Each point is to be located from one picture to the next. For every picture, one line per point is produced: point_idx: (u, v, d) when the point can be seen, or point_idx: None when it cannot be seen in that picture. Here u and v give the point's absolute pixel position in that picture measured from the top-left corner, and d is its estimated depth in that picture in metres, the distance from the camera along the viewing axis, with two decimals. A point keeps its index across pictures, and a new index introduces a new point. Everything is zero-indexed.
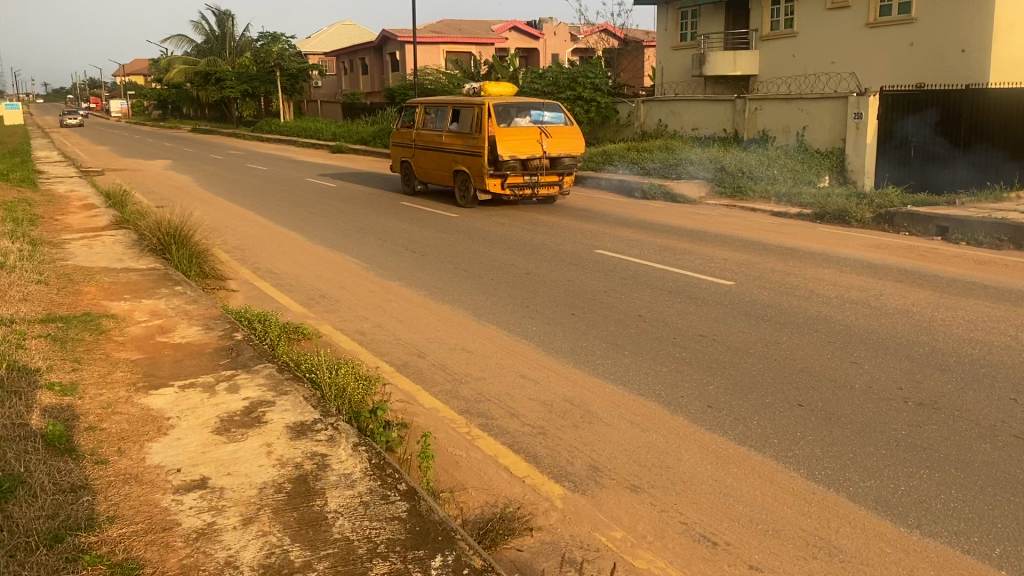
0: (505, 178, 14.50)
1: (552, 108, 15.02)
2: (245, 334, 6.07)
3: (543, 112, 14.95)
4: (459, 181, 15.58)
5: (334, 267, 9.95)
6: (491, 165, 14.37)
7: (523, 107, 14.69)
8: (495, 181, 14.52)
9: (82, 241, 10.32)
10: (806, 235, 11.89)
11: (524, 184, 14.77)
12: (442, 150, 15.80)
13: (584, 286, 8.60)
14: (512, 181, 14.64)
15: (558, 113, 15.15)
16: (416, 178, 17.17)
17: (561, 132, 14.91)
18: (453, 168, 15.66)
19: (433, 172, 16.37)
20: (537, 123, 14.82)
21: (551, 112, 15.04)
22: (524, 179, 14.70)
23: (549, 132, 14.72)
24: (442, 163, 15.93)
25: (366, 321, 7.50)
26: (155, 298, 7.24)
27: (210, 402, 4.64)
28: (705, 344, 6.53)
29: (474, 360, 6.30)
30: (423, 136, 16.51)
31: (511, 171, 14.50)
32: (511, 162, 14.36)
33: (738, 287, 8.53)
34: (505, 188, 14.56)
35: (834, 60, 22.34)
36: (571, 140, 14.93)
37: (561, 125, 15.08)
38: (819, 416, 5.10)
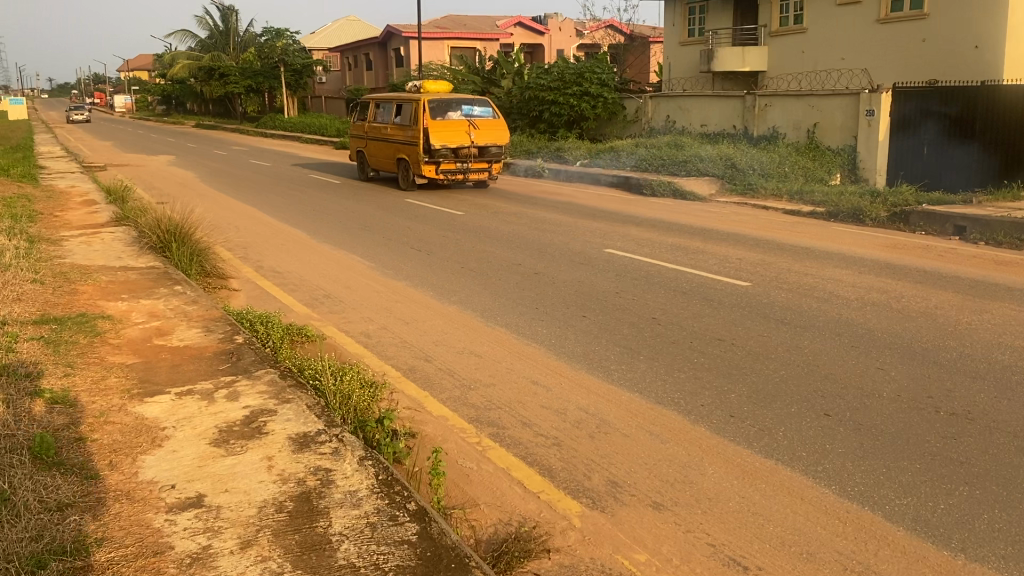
0: (438, 165, 16.61)
1: (481, 104, 17.06)
2: (246, 337, 5.83)
3: (473, 106, 16.96)
4: (400, 167, 17.64)
5: (338, 265, 9.72)
6: (426, 154, 16.47)
7: (455, 102, 16.71)
8: (429, 166, 16.61)
9: (81, 239, 10.11)
10: (821, 234, 11.63)
11: (456, 170, 16.85)
12: (386, 140, 17.87)
13: (595, 287, 8.36)
14: (444, 168, 16.73)
15: (487, 107, 17.16)
16: (368, 165, 19.16)
17: (487, 124, 16.95)
18: (396, 156, 17.71)
19: (382, 160, 18.41)
20: (467, 116, 16.83)
21: (480, 106, 17.05)
22: (456, 166, 16.80)
23: (477, 124, 16.77)
24: (387, 152, 18.05)
25: (371, 322, 7.27)
26: (153, 298, 7.01)
27: (208, 411, 4.40)
28: (723, 349, 6.29)
29: (483, 364, 6.06)
30: (372, 126, 18.63)
31: (444, 158, 16.62)
32: (443, 150, 16.44)
33: (754, 288, 8.28)
34: (438, 173, 16.66)
35: (844, 56, 22.04)
36: (497, 132, 16.99)
37: (489, 117, 17.08)
38: (848, 427, 4.85)
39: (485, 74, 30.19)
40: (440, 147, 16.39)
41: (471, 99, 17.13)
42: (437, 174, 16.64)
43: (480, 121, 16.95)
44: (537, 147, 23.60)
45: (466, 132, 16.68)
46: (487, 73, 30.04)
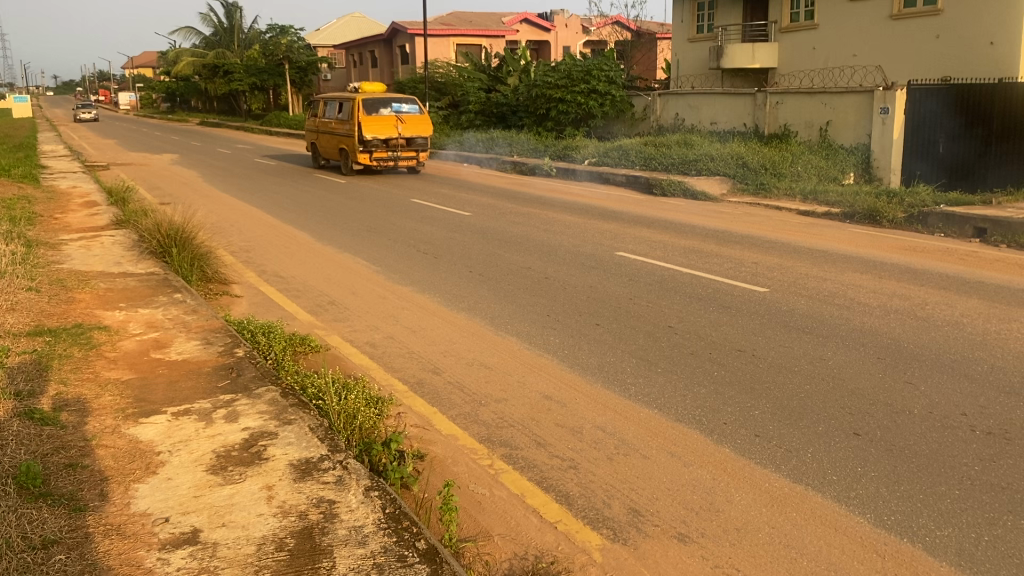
0: (370, 152, 19.39)
1: (409, 102, 19.92)
2: (247, 350, 5.61)
3: (401, 104, 19.78)
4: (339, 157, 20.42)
5: (343, 270, 9.51)
6: (360, 143, 19.29)
7: (386, 100, 19.54)
8: (363, 154, 19.39)
9: (81, 243, 9.90)
10: (837, 236, 11.37)
11: (388, 158, 19.60)
12: (329, 134, 20.68)
13: (607, 293, 8.12)
14: (376, 155, 19.54)
15: (414, 105, 20.01)
16: (319, 156, 21.82)
17: (414, 119, 19.83)
18: (338, 147, 20.42)
19: (328, 151, 21.12)
20: (396, 112, 19.65)
21: (408, 104, 19.87)
22: (387, 154, 19.56)
23: (404, 119, 19.63)
24: (332, 144, 20.83)
25: (376, 331, 7.04)
26: (152, 307, 6.80)
27: (206, 434, 4.16)
28: (743, 361, 6.05)
29: (493, 378, 5.82)
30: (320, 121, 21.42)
31: (376, 148, 19.43)
32: (374, 141, 19.31)
33: (773, 294, 8.03)
34: (371, 160, 19.42)
35: (855, 53, 21.73)
36: (423, 126, 19.91)
37: (416, 113, 19.94)
38: (880, 448, 4.61)
39: (491, 72, 29.94)
40: (372, 137, 19.22)
41: (400, 99, 19.98)
42: (371, 160, 19.36)
43: (407, 117, 19.80)
44: (544, 145, 23.33)
45: (394, 125, 19.54)
46: (494, 71, 29.78)
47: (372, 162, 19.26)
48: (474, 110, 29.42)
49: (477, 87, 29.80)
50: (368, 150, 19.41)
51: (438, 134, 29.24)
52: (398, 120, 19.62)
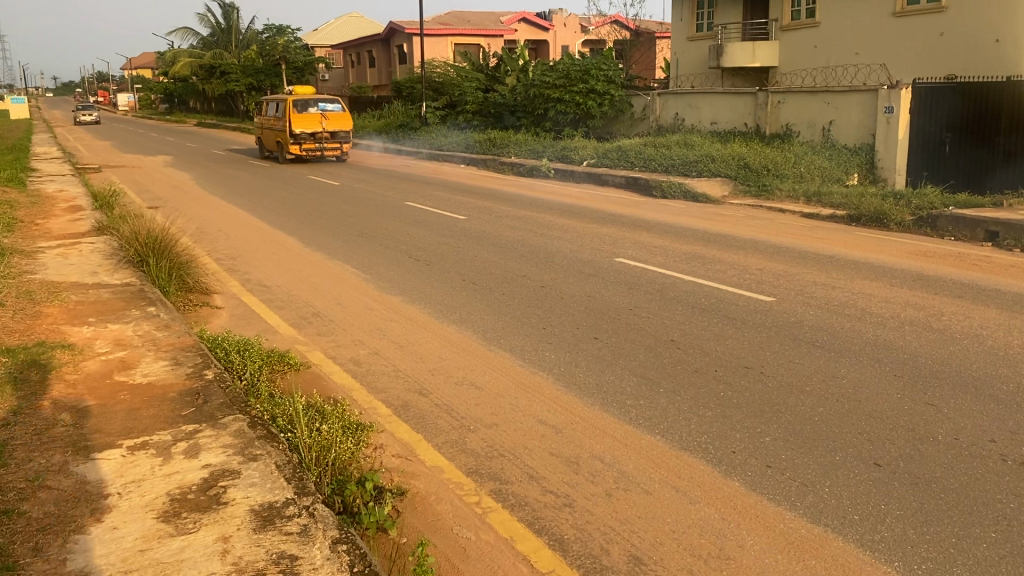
0: (299, 143, 23.12)
1: (333, 102, 23.87)
2: (217, 371, 5.20)
3: (326, 104, 23.73)
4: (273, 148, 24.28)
5: (330, 278, 9.12)
6: (291, 136, 23.05)
7: (313, 100, 23.49)
8: (294, 145, 23.03)
9: (58, 250, 9.51)
10: (843, 240, 10.98)
11: (315, 148, 23.44)
12: (268, 130, 24.56)
13: (606, 303, 7.73)
14: (306, 146, 23.27)
15: (337, 104, 24.00)
16: (262, 150, 25.63)
17: (337, 116, 23.76)
18: (275, 141, 24.25)
19: (268, 144, 24.92)
20: (322, 110, 23.58)
21: (332, 104, 23.85)
22: (314, 145, 23.41)
23: (328, 116, 23.54)
24: (272, 139, 24.62)
25: (361, 346, 6.63)
26: (121, 322, 6.39)
27: (162, 473, 3.77)
28: (752, 380, 5.64)
29: (483, 399, 5.43)
30: (262, 119, 25.38)
31: (305, 140, 23.25)
32: (303, 134, 23.13)
33: (781, 305, 7.62)
34: (301, 150, 23.21)
35: (858, 51, 21.33)
36: (344, 122, 23.81)
37: (338, 111, 23.85)
38: (905, 482, 4.21)
39: (489, 72, 29.52)
40: (301, 131, 23.05)
41: (326, 99, 23.96)
42: (300, 150, 23.08)
43: (332, 114, 23.75)
44: (542, 146, 22.92)
45: (319, 121, 23.35)
46: (492, 70, 29.36)
47: (301, 151, 23.03)
48: (472, 110, 29.38)
49: (474, 87, 29.37)
50: (297, 142, 23.21)
51: (435, 135, 28.88)
52: (323, 117, 23.55)
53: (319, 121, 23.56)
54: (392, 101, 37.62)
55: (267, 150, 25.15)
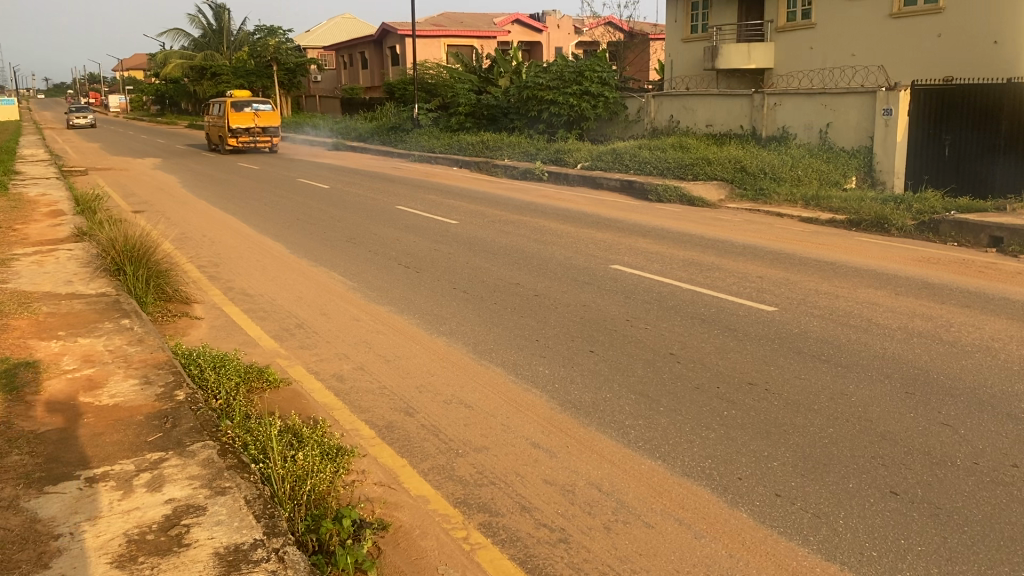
0: (235, 137, 27.77)
1: (264, 102, 28.48)
2: (189, 391, 4.89)
3: (258, 104, 28.37)
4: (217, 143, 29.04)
5: (316, 287, 8.80)
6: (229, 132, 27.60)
7: (246, 102, 28.13)
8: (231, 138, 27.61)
9: (34, 258, 9.17)
10: (844, 246, 10.70)
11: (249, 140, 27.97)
12: (213, 126, 29.21)
13: (602, 313, 7.44)
14: (241, 139, 27.87)
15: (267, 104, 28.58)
16: (211, 143, 30.16)
17: (266, 115, 28.34)
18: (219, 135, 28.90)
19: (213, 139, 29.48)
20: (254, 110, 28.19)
21: (262, 104, 28.47)
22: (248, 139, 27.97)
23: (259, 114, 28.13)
24: (217, 134, 29.22)
25: (346, 361, 6.33)
26: (93, 336, 6.08)
27: (122, 508, 3.46)
28: (756, 398, 5.35)
29: (473, 418, 5.13)
30: (209, 119, 30.19)
31: (240, 134, 27.80)
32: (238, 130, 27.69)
33: (785, 315, 7.33)
34: (237, 142, 27.69)
35: (855, 52, 21.10)
36: (273, 118, 28.41)
37: (268, 110, 28.47)
38: (925, 512, 3.92)
39: (482, 73, 29.23)
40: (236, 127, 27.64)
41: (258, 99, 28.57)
42: (237, 142, 27.57)
43: (263, 113, 28.33)
44: (536, 148, 22.63)
45: (252, 118, 27.98)
46: (485, 72, 29.04)
47: (237, 143, 27.53)
48: (464, 112, 28.80)
49: (467, 88, 29.01)
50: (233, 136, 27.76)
51: (428, 137, 28.56)
52: (255, 116, 28.14)
53: (251, 118, 28.10)
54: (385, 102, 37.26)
55: (214, 143, 29.90)
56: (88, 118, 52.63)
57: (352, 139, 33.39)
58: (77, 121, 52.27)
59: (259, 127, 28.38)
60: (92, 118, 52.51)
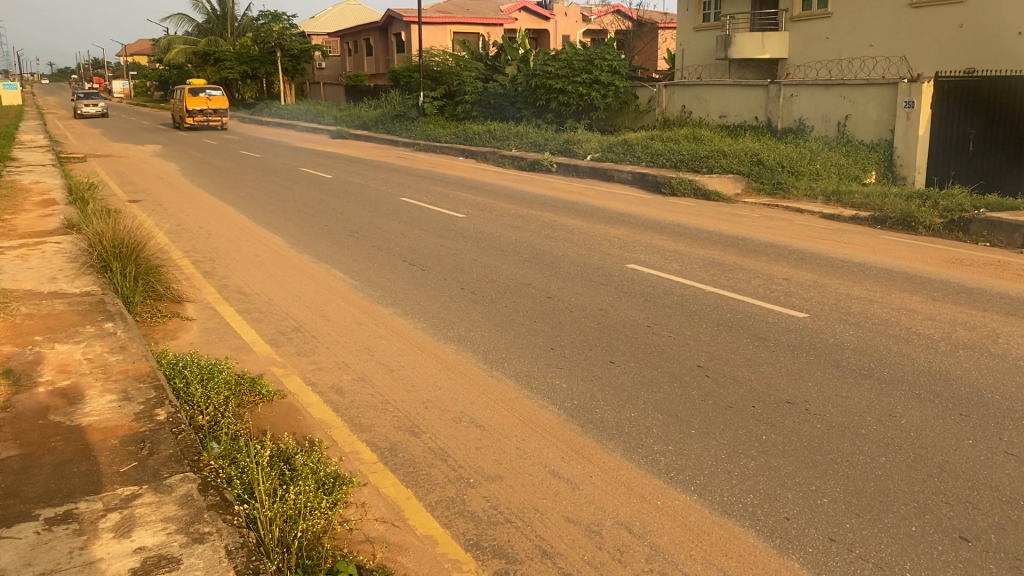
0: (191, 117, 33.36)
1: (215, 88, 34.09)
2: (171, 410, 4.40)
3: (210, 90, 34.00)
4: (178, 123, 35.02)
5: (316, 286, 8.30)
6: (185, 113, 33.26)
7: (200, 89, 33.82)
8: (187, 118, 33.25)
9: (19, 251, 8.69)
10: (870, 246, 10.22)
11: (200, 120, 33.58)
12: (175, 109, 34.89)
13: (621, 318, 6.94)
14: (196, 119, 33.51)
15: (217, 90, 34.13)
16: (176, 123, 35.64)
17: (216, 99, 33.96)
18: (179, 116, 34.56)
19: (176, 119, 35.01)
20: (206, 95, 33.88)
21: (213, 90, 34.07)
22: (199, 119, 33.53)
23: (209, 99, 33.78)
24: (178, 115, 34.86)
25: (346, 370, 5.85)
26: (71, 342, 5.60)
27: (84, 560, 2.99)
28: (797, 421, 4.87)
29: (485, 440, 4.65)
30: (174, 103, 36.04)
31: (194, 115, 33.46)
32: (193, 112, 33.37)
33: (819, 323, 6.83)
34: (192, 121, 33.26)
35: (873, 43, 20.50)
36: (221, 102, 34.02)
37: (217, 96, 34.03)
38: (1002, 564, 3.45)
39: (489, 61, 28.64)
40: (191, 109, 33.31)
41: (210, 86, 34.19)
42: (191, 121, 33.14)
43: (214, 98, 34.01)
44: (544, 138, 22.06)
45: (204, 102, 33.67)
46: (491, 60, 28.42)
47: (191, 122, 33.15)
48: (470, 101, 28.39)
49: (473, 76, 28.49)
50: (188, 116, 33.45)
51: (434, 126, 28.02)
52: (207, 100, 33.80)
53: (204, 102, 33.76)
54: (389, 90, 36.65)
55: (178, 124, 35.54)
56: (100, 109, 47.15)
57: (357, 127, 32.86)
58: (87, 112, 46.87)
59: (211, 110, 34.04)
60: (105, 109, 46.83)
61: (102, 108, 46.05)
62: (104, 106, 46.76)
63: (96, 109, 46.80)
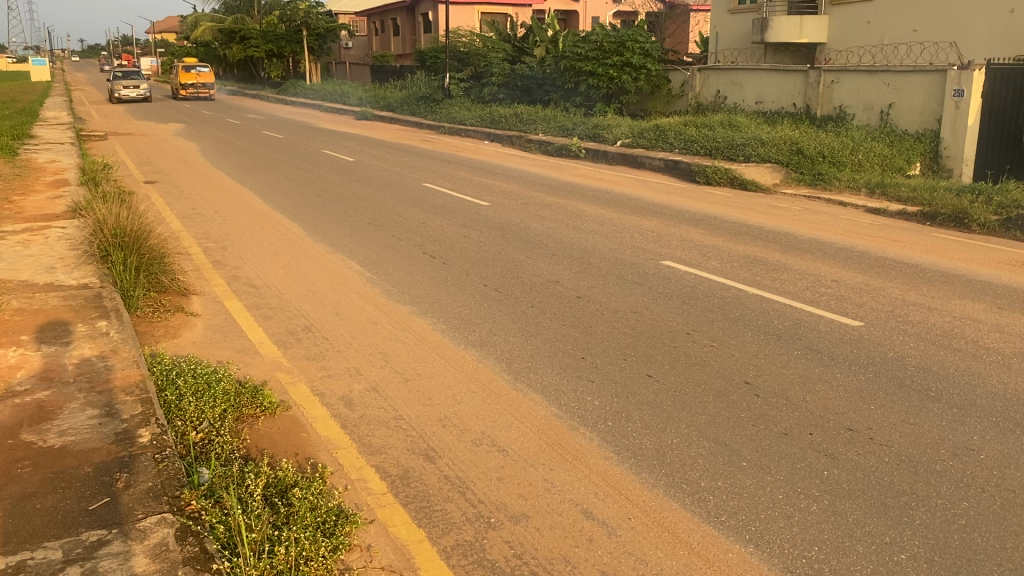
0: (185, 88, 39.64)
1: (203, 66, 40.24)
2: (157, 430, 3.91)
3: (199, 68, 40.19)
4: (174, 95, 41.48)
5: (331, 279, 7.82)
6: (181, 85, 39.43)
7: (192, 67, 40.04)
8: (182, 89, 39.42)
9: (22, 235, 8.30)
10: (918, 244, 9.59)
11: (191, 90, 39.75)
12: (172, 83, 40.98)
13: (658, 323, 6.38)
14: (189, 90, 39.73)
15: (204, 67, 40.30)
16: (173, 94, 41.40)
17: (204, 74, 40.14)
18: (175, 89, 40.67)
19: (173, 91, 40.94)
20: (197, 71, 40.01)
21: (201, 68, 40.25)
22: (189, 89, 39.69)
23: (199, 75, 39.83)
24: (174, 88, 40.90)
25: (357, 378, 5.34)
26: (58, 343, 5.14)
27: None
28: (862, 454, 4.31)
29: (510, 468, 4.13)
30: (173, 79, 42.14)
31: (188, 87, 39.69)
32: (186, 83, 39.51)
33: (876, 334, 6.24)
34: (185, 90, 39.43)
35: (918, 28, 19.66)
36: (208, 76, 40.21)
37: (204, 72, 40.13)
38: None
39: (517, 42, 28.01)
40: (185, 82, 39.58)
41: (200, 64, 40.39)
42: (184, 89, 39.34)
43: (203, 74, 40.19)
44: (572, 122, 21.44)
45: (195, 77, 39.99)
46: (519, 41, 27.80)
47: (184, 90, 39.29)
48: (498, 83, 27.76)
49: (501, 57, 27.86)
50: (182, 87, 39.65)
51: (460, 107, 27.45)
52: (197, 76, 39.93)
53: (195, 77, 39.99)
54: (415, 71, 36.04)
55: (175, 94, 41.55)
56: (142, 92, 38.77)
57: (383, 107, 32.37)
58: (123, 94, 38.39)
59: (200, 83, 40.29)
60: (148, 91, 38.56)
61: (143, 91, 37.81)
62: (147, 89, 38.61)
63: (136, 92, 38.46)
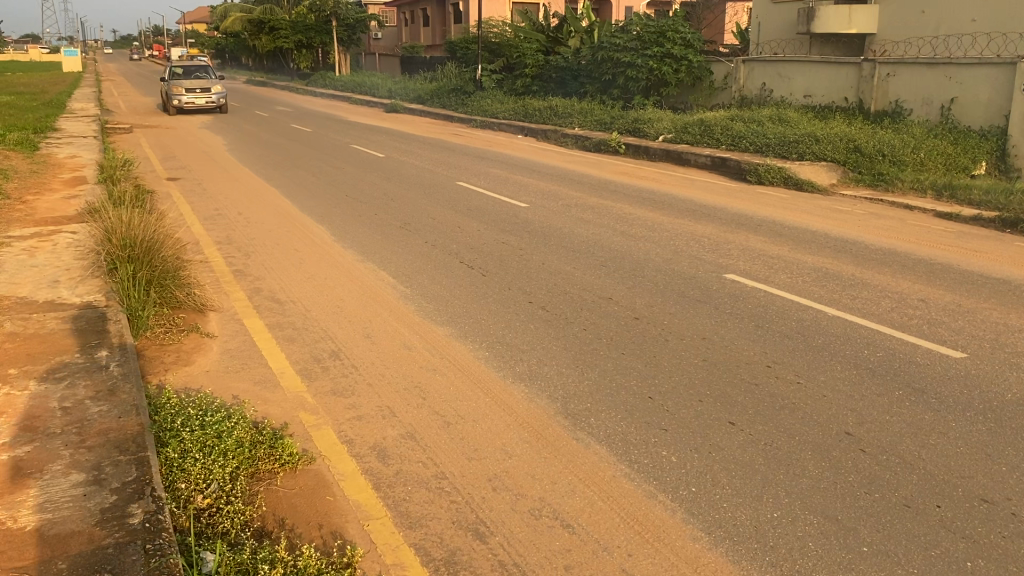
0: None
1: None
2: (151, 506, 3.21)
3: None
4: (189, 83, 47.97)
5: (361, 294, 7.12)
6: None
7: None
8: None
9: (30, 242, 7.69)
10: (1003, 255, 8.72)
11: None
12: None
13: (732, 353, 5.61)
14: None
15: None
16: None
17: None
18: None
19: None
20: None
21: None
22: None
23: None
24: None
25: (390, 422, 4.61)
26: (48, 380, 4.45)
27: None
28: (1009, 537, 3.52)
29: (579, 553, 3.39)
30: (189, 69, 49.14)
31: None
32: None
33: (984, 368, 5.43)
34: None
35: (977, 18, 18.62)
36: None
37: None
38: None
39: (550, 33, 27.17)
40: None
41: None
42: None
43: None
44: (611, 116, 20.60)
45: None
46: (554, 31, 27.12)
47: None
48: (531, 74, 26.94)
49: (534, 48, 27.11)
50: None
51: (493, 100, 26.68)
52: None
53: None
54: (446, 63, 35.25)
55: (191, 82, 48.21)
56: (214, 99, 26.54)
57: (413, 100, 31.71)
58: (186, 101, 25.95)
59: None
60: (222, 97, 26.16)
61: (217, 99, 25.82)
62: (223, 94, 26.27)
63: (204, 100, 26.15)
